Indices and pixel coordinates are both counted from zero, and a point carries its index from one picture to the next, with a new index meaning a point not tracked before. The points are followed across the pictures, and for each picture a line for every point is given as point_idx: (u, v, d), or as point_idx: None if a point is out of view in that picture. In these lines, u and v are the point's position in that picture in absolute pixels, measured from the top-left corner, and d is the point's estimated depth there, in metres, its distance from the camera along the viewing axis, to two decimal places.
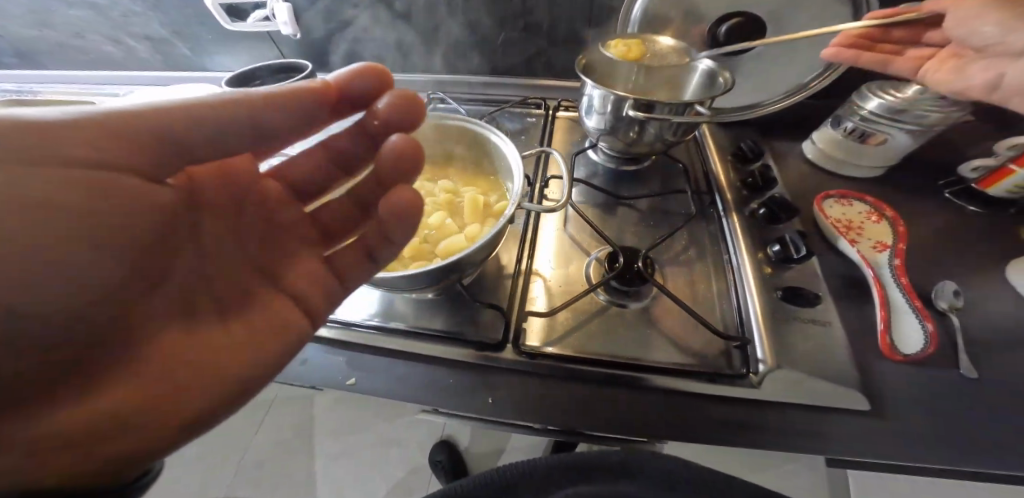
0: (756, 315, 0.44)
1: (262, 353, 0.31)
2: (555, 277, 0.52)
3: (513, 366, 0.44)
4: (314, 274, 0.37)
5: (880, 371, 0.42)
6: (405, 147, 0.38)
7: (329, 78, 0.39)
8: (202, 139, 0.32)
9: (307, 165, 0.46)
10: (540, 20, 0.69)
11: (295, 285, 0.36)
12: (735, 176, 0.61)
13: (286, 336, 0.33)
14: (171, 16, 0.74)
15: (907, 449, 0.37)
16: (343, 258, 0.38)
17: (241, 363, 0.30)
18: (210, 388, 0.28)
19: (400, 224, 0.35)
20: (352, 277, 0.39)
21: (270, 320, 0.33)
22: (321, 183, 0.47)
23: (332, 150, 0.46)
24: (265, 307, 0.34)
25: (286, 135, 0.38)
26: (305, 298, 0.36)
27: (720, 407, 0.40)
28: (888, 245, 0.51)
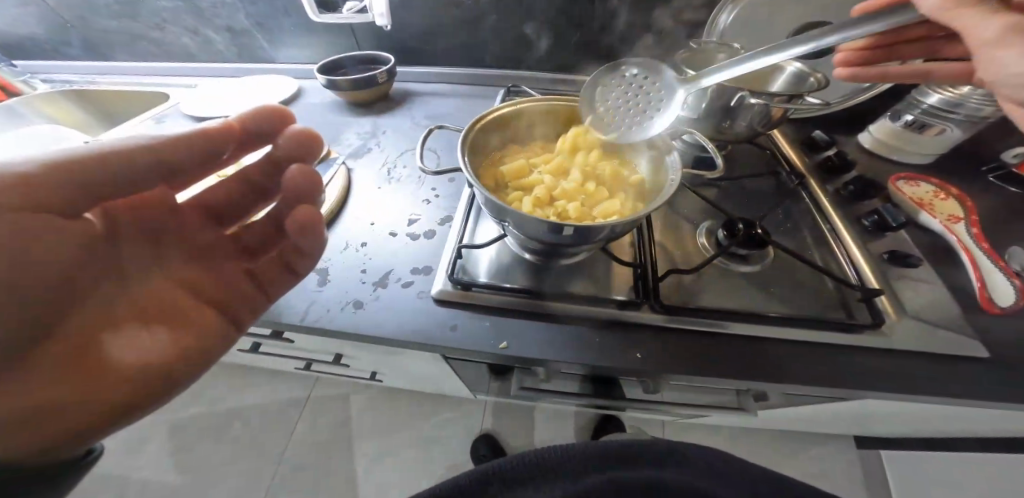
0: (870, 274, 0.49)
1: (188, 353, 0.37)
2: (672, 246, 0.55)
3: (655, 324, 0.47)
4: (229, 283, 0.43)
5: (984, 323, 0.46)
6: (306, 176, 0.45)
7: (231, 117, 0.43)
8: (126, 178, 0.37)
9: (225, 194, 0.50)
10: (622, 21, 0.74)
11: (212, 295, 0.41)
12: (810, 161, 0.67)
13: (208, 336, 0.39)
14: (259, 8, 0.76)
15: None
16: (264, 271, 0.44)
17: (163, 360, 0.35)
18: (145, 381, 0.34)
19: (314, 237, 0.42)
20: (274, 289, 0.44)
21: (193, 330, 0.38)
22: (239, 208, 0.52)
23: (249, 182, 0.51)
24: (191, 313, 0.39)
25: (195, 170, 0.42)
26: (225, 305, 0.41)
27: (854, 356, 0.44)
28: (962, 217, 0.57)
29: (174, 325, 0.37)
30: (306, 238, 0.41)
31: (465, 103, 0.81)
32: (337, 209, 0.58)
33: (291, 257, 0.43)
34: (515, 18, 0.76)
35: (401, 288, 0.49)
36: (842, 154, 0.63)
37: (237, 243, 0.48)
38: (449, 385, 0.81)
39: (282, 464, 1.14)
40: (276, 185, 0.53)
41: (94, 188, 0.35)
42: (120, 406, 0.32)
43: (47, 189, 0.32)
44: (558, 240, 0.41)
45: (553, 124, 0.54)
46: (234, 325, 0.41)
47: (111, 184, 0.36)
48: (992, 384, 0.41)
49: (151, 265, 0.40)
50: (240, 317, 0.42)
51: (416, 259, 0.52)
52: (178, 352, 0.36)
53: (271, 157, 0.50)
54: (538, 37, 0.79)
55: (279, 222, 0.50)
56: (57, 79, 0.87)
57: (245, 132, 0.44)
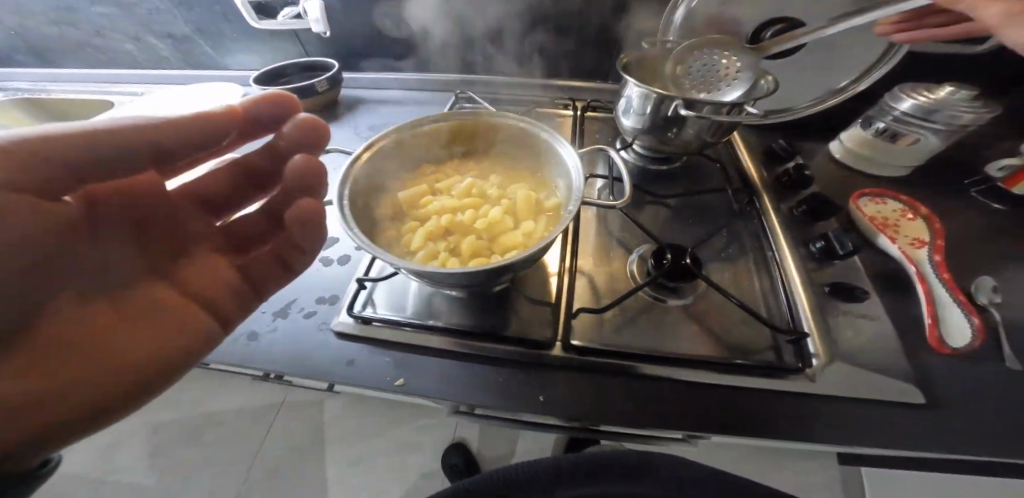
0: (806, 310, 0.45)
1: (176, 350, 0.34)
2: (598, 274, 0.52)
3: (566, 363, 0.44)
4: (217, 278, 0.40)
5: (931, 361, 0.42)
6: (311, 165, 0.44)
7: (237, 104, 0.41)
8: (121, 162, 0.34)
9: (218, 183, 0.49)
10: (573, 22, 0.69)
11: (201, 289, 0.38)
12: (769, 176, 0.62)
13: (196, 334, 0.35)
14: (196, 14, 0.74)
15: (967, 440, 0.37)
16: (257, 265, 0.42)
17: (150, 356, 0.32)
18: (125, 379, 0.30)
19: (312, 232, 0.41)
20: (266, 286, 0.42)
21: (179, 322, 0.35)
22: (229, 199, 0.50)
23: (240, 171, 0.50)
24: (177, 310, 0.36)
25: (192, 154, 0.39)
26: (213, 301, 0.38)
27: (775, 400, 0.40)
28: (926, 241, 0.52)
29: (157, 320, 0.34)
30: (305, 232, 0.41)
31: (413, 110, 0.78)
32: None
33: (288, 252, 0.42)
34: (461, 20, 0.72)
35: (302, 319, 0.47)
36: (800, 169, 0.58)
37: (226, 235, 0.46)
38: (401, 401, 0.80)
39: (255, 467, 1.15)
40: (275, 178, 0.52)
41: (89, 170, 0.32)
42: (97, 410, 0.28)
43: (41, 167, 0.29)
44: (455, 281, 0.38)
45: (467, 141, 0.50)
46: (223, 321, 0.38)
47: (106, 165, 0.33)
48: (928, 434, 0.37)
49: (136, 259, 0.37)
50: (229, 315, 0.38)
51: (323, 288, 0.51)
52: (166, 349, 0.33)
53: (272, 147, 0.49)
54: (487, 40, 0.75)
55: (272, 216, 0.49)
56: (10, 88, 0.87)
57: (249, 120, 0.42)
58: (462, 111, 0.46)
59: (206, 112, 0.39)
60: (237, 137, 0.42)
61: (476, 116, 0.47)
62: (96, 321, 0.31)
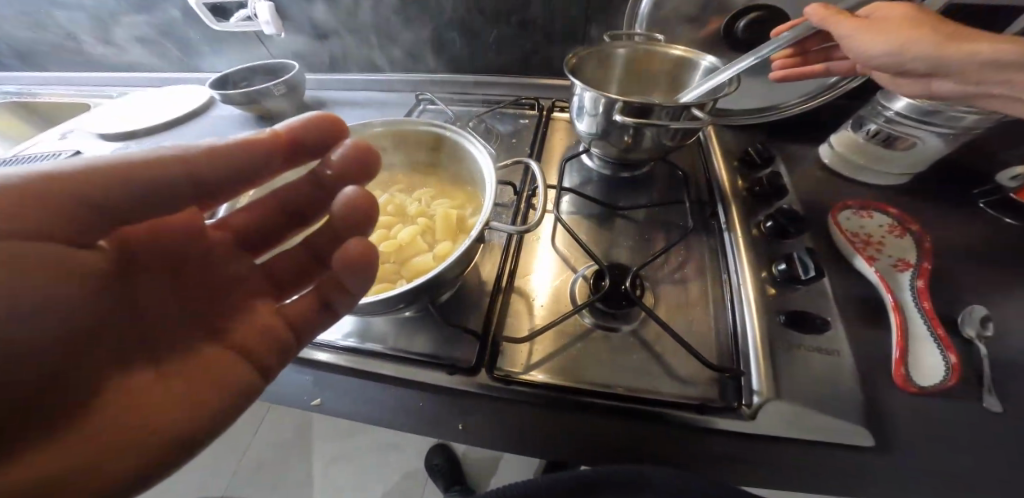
0: (755, 339, 0.40)
1: (212, 407, 0.29)
2: (538, 295, 0.48)
3: (488, 392, 0.41)
4: (257, 320, 0.35)
5: (887, 400, 0.37)
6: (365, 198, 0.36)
7: (278, 127, 0.37)
8: (155, 196, 0.30)
9: (259, 218, 0.43)
10: (534, 16, 0.65)
11: (239, 335, 0.33)
12: (741, 183, 0.56)
13: (233, 387, 0.30)
14: (158, 17, 0.73)
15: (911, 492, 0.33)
16: (297, 305, 0.36)
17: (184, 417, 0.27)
18: (151, 446, 0.26)
19: (359, 272, 0.33)
20: (309, 329, 0.36)
21: (211, 373, 0.30)
22: (267, 234, 0.44)
23: (284, 204, 0.44)
24: (213, 359, 0.31)
25: (229, 188, 0.35)
26: (251, 348, 0.33)
27: (703, 438, 0.37)
28: (912, 264, 0.45)
29: (190, 375, 0.30)
30: (355, 278, 0.32)
31: (376, 111, 0.75)
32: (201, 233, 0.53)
33: (330, 291, 0.34)
34: (418, 17, 0.69)
35: None
36: (772, 178, 0.52)
37: (267, 275, 0.41)
38: None
39: (248, 459, 1.21)
40: (316, 212, 0.45)
41: (123, 208, 0.28)
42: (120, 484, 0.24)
43: (60, 210, 0.26)
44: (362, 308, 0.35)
45: (396, 152, 0.47)
46: (262, 372, 0.32)
47: (138, 202, 0.29)
48: (868, 484, 0.33)
49: (171, 303, 0.33)
50: (268, 364, 0.33)
51: None
52: (198, 407, 0.28)
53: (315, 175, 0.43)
54: (449, 36, 0.71)
55: (316, 254, 0.42)
56: None
57: (291, 143, 0.38)
58: (398, 120, 0.43)
59: (244, 138, 0.35)
60: (283, 162, 0.38)
61: (410, 127, 0.43)
62: (127, 381, 0.27)
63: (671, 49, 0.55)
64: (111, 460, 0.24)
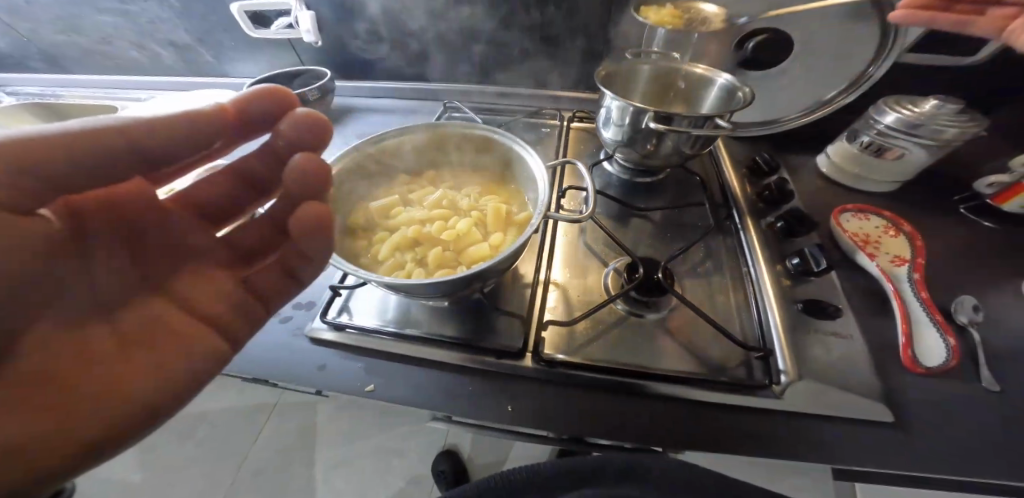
0: (777, 326, 0.45)
1: (180, 375, 0.32)
2: (572, 286, 0.52)
3: (534, 374, 0.44)
4: (219, 292, 0.38)
5: (897, 377, 0.42)
6: (316, 168, 0.38)
7: (225, 101, 0.39)
8: (106, 166, 0.33)
9: (218, 191, 0.46)
10: (558, 33, 0.70)
11: (199, 306, 0.36)
12: (751, 189, 0.62)
13: (199, 356, 0.34)
14: (195, 23, 0.76)
15: (928, 464, 0.37)
16: (260, 277, 0.40)
17: (152, 383, 0.31)
18: (119, 408, 0.29)
19: (321, 240, 0.37)
20: (272, 298, 0.40)
21: (173, 343, 0.33)
22: (228, 205, 0.47)
23: (248, 178, 0.47)
24: (178, 329, 0.34)
25: (180, 158, 0.38)
26: (211, 317, 0.36)
27: (739, 416, 0.40)
28: (907, 259, 0.51)
29: (154, 344, 0.33)
30: (311, 241, 0.36)
31: (404, 118, 0.79)
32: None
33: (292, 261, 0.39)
34: (449, 32, 0.73)
35: (277, 324, 0.48)
36: (780, 184, 0.58)
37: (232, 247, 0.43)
38: None
39: (247, 468, 1.18)
40: (277, 183, 0.49)
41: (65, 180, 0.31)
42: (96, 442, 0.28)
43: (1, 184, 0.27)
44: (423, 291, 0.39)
45: (445, 154, 0.51)
46: (224, 340, 0.36)
47: (84, 178, 0.32)
48: (887, 450, 0.37)
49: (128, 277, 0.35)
50: (234, 332, 0.36)
51: (301, 293, 0.51)
52: (165, 374, 0.31)
53: (271, 148, 0.45)
54: (476, 51, 0.75)
55: (279, 224, 0.45)
56: (20, 93, 0.90)
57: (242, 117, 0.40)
58: (452, 123, 0.47)
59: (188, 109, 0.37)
60: (228, 135, 0.40)
61: (462, 130, 0.47)
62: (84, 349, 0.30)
63: (694, 67, 0.60)
64: (77, 419, 0.27)
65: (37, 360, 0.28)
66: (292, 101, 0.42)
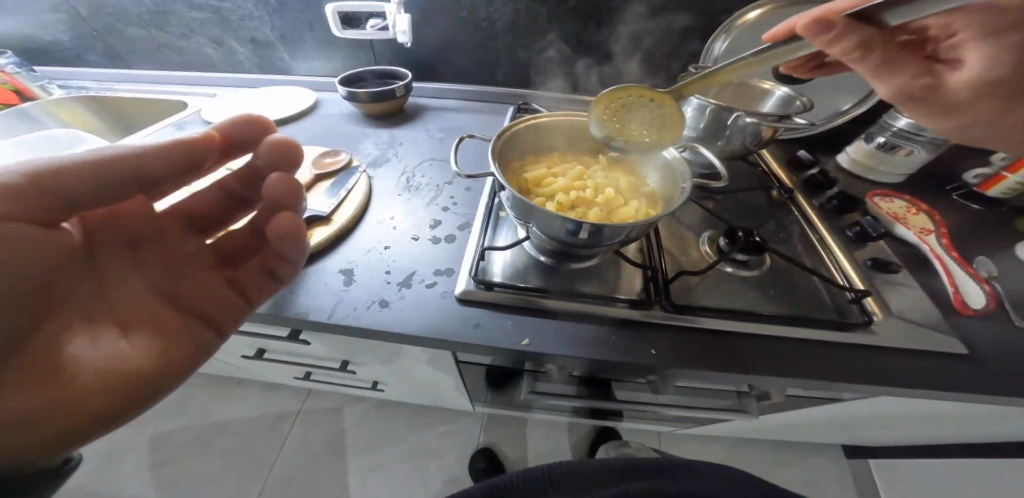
0: (857, 279, 0.54)
1: (176, 359, 0.39)
2: (676, 252, 0.60)
3: (667, 322, 0.50)
4: (209, 291, 0.44)
5: (952, 318, 0.52)
6: (287, 186, 0.45)
7: (213, 127, 0.43)
8: (105, 186, 0.37)
9: (208, 204, 0.51)
10: (623, 47, 0.81)
11: (195, 303, 0.43)
12: (796, 178, 0.73)
13: (191, 346, 0.41)
14: (285, 21, 0.82)
15: (993, 383, 0.46)
16: (246, 278, 0.46)
17: (150, 365, 0.37)
18: (122, 390, 0.35)
19: (293, 245, 0.43)
20: (257, 296, 0.46)
21: (167, 336, 0.40)
22: (217, 218, 0.51)
23: (230, 193, 0.51)
24: (175, 322, 0.41)
25: (173, 181, 0.42)
26: (203, 311, 0.43)
27: (846, 351, 0.49)
28: (932, 229, 0.63)
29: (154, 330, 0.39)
30: (287, 246, 0.43)
31: (475, 116, 0.87)
32: (347, 232, 0.58)
33: (272, 262, 0.45)
34: (523, 42, 0.83)
35: (427, 288, 0.52)
36: (825, 172, 0.69)
37: (218, 252, 0.48)
38: (446, 394, 0.87)
39: (273, 477, 1.12)
40: (257, 197, 0.53)
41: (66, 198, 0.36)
42: (110, 411, 0.34)
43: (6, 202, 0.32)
44: (581, 242, 0.45)
45: (568, 139, 0.58)
46: (213, 330, 0.43)
47: (87, 198, 0.37)
48: (959, 369, 0.47)
49: (130, 274, 0.42)
50: (221, 323, 0.43)
51: (437, 262, 0.55)
52: (163, 356, 0.39)
53: (252, 168, 0.50)
54: (545, 59, 0.85)
55: (260, 231, 0.50)
56: (75, 85, 0.91)
57: (225, 142, 0.43)
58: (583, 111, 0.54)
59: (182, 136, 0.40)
60: (216, 160, 0.43)
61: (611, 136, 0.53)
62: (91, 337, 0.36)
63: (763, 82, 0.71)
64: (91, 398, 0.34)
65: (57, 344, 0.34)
66: (273, 129, 0.46)
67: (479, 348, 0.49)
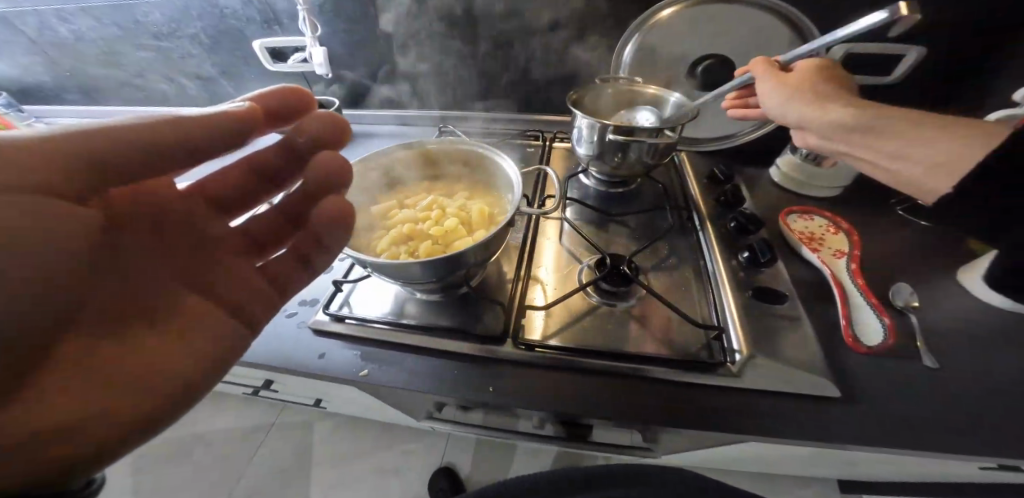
0: (732, 311, 0.51)
1: (216, 357, 0.35)
2: (552, 279, 0.59)
3: (515, 355, 0.49)
4: (243, 278, 0.41)
5: (842, 356, 0.47)
6: (338, 161, 0.46)
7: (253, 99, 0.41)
8: (153, 158, 0.33)
9: (230, 184, 0.50)
10: (538, 64, 0.81)
11: (225, 291, 0.39)
12: (709, 196, 0.69)
13: (231, 339, 0.36)
14: (222, 58, 0.88)
15: (871, 433, 0.41)
16: (279, 264, 0.44)
17: (187, 362, 0.32)
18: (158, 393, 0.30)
19: (335, 229, 0.42)
20: (290, 286, 0.44)
21: (205, 331, 0.35)
22: (241, 197, 0.51)
23: (257, 169, 0.51)
24: (213, 315, 0.36)
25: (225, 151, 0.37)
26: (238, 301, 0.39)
27: (699, 393, 0.45)
28: (846, 252, 0.58)
29: (195, 317, 0.35)
30: (330, 230, 0.42)
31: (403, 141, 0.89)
32: None
33: (307, 248, 0.43)
34: (442, 67, 0.84)
35: (284, 318, 0.53)
36: (734, 190, 0.65)
37: (244, 236, 0.47)
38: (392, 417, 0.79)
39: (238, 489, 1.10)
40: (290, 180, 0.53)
41: (120, 162, 0.31)
42: (145, 418, 0.29)
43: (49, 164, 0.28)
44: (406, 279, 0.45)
45: (431, 164, 0.58)
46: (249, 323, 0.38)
47: (138, 166, 0.32)
48: (832, 418, 0.42)
49: (154, 262, 0.37)
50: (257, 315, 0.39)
51: (307, 292, 0.57)
52: (199, 353, 0.34)
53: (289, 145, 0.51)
54: (467, 81, 0.86)
55: (292, 216, 0.49)
56: (58, 123, 1.01)
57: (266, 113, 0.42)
58: (445, 138, 0.55)
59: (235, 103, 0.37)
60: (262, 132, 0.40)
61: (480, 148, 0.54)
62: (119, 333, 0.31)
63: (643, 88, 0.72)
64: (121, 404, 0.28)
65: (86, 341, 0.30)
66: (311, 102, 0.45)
67: (322, 379, 0.49)
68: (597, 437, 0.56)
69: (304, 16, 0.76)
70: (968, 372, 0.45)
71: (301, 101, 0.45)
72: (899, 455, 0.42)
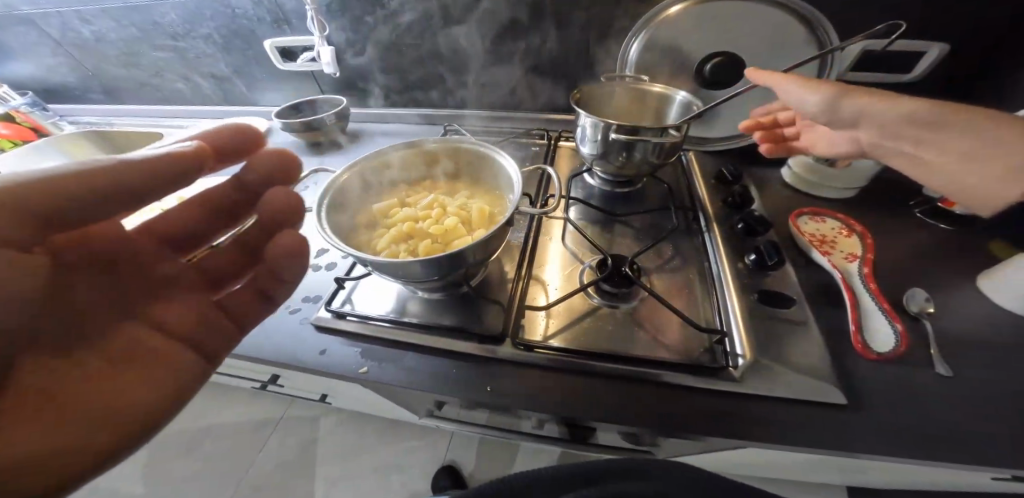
0: (736, 315, 0.50)
1: (170, 395, 0.37)
2: (554, 279, 0.58)
3: (513, 356, 0.49)
4: (196, 315, 0.42)
5: (849, 363, 0.45)
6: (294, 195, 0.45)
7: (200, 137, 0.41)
8: (103, 203, 0.32)
9: (180, 220, 0.49)
10: (544, 62, 0.80)
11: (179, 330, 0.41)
12: (717, 196, 0.68)
13: (185, 375, 0.38)
14: (234, 57, 0.89)
15: (878, 443, 0.39)
16: (236, 299, 0.45)
17: (142, 402, 0.35)
18: (108, 438, 0.33)
19: (292, 262, 0.43)
20: (249, 319, 0.45)
21: (157, 372, 0.37)
22: (195, 234, 0.50)
23: (209, 204, 0.51)
24: (166, 355, 0.38)
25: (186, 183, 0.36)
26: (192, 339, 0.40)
27: (699, 397, 0.44)
28: (858, 256, 0.56)
29: (145, 364, 0.37)
30: (286, 264, 0.43)
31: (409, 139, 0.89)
32: None
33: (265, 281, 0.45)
34: (448, 65, 0.84)
35: (287, 314, 0.54)
36: (743, 191, 0.64)
37: (200, 272, 0.47)
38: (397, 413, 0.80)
39: (246, 481, 1.12)
40: (246, 213, 0.53)
41: (78, 208, 0.31)
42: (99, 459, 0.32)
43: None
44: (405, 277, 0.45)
45: (432, 164, 0.59)
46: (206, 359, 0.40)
47: (85, 209, 0.31)
48: (836, 426, 0.41)
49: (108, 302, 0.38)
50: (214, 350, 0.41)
51: (311, 288, 0.58)
52: (154, 393, 0.36)
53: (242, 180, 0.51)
54: (473, 79, 0.86)
55: (246, 249, 0.50)
56: (81, 121, 1.05)
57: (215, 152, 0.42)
58: (446, 139, 0.56)
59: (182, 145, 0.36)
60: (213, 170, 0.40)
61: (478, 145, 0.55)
62: (74, 377, 0.33)
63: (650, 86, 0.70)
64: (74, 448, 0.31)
65: (34, 393, 0.31)
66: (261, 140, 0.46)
67: (322, 374, 0.50)
68: (599, 440, 0.56)
69: (312, 15, 0.77)
70: (984, 382, 0.43)
71: (251, 136, 0.45)
72: (908, 465, 0.41)
